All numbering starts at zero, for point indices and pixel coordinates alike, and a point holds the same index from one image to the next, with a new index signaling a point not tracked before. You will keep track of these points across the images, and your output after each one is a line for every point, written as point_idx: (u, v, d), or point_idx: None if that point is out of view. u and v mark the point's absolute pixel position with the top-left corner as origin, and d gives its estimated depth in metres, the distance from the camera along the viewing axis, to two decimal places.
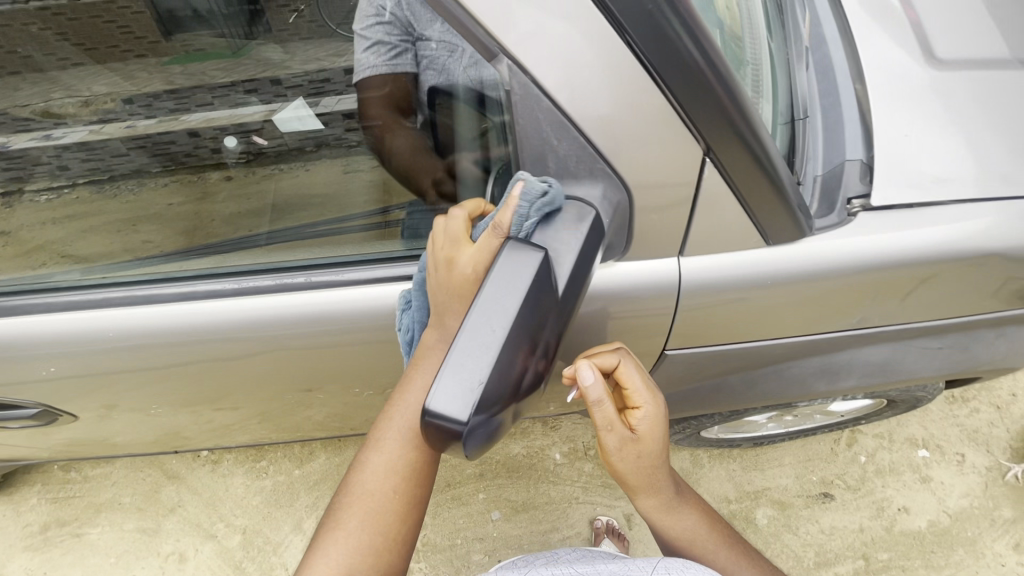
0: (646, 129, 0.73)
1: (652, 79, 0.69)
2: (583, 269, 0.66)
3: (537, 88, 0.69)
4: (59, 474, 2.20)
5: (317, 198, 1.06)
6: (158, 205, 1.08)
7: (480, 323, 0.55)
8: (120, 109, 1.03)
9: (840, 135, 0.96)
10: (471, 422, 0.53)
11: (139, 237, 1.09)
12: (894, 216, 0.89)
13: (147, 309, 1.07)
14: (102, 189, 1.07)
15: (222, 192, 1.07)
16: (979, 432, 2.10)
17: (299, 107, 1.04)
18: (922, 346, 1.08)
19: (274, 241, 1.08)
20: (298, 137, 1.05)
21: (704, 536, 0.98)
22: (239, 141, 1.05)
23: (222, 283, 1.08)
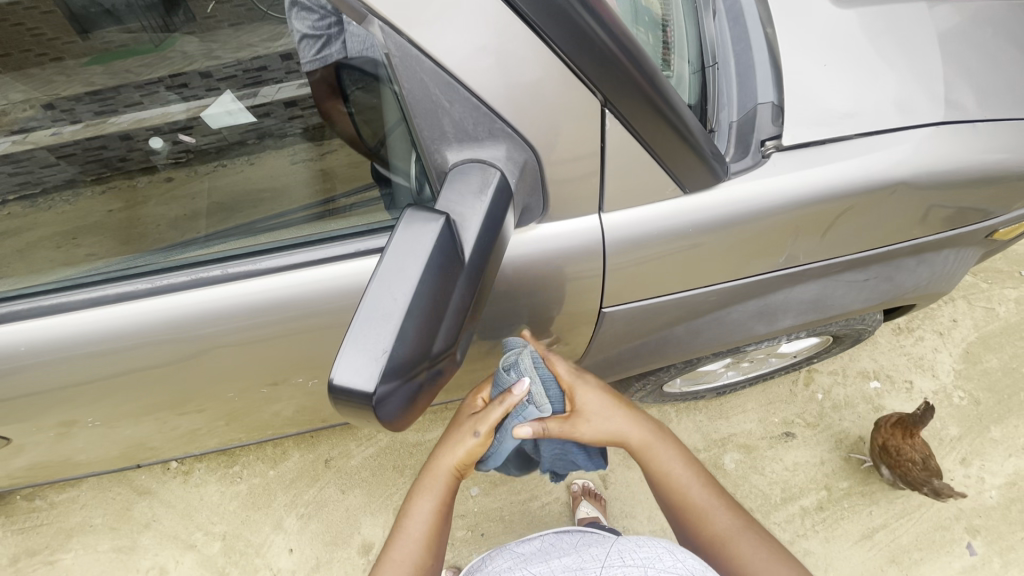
0: (540, 82, 0.71)
1: (536, 34, 0.67)
2: (493, 231, 0.65)
3: (416, 49, 0.66)
4: (23, 503, 2.14)
5: (262, 193, 1.02)
6: (97, 213, 1.01)
7: (380, 294, 0.54)
8: (42, 116, 1.03)
9: (752, 79, 0.97)
10: (379, 392, 0.52)
11: (82, 251, 1.02)
12: (805, 155, 0.91)
13: (74, 317, 1.03)
14: (35, 204, 1.01)
15: (157, 195, 1.02)
16: (925, 358, 2.22)
17: (228, 101, 1.03)
18: (849, 280, 1.12)
19: (212, 243, 1.03)
20: (238, 130, 1.03)
21: (689, 484, 1.00)
22: (165, 142, 1.03)
23: (136, 284, 1.02)
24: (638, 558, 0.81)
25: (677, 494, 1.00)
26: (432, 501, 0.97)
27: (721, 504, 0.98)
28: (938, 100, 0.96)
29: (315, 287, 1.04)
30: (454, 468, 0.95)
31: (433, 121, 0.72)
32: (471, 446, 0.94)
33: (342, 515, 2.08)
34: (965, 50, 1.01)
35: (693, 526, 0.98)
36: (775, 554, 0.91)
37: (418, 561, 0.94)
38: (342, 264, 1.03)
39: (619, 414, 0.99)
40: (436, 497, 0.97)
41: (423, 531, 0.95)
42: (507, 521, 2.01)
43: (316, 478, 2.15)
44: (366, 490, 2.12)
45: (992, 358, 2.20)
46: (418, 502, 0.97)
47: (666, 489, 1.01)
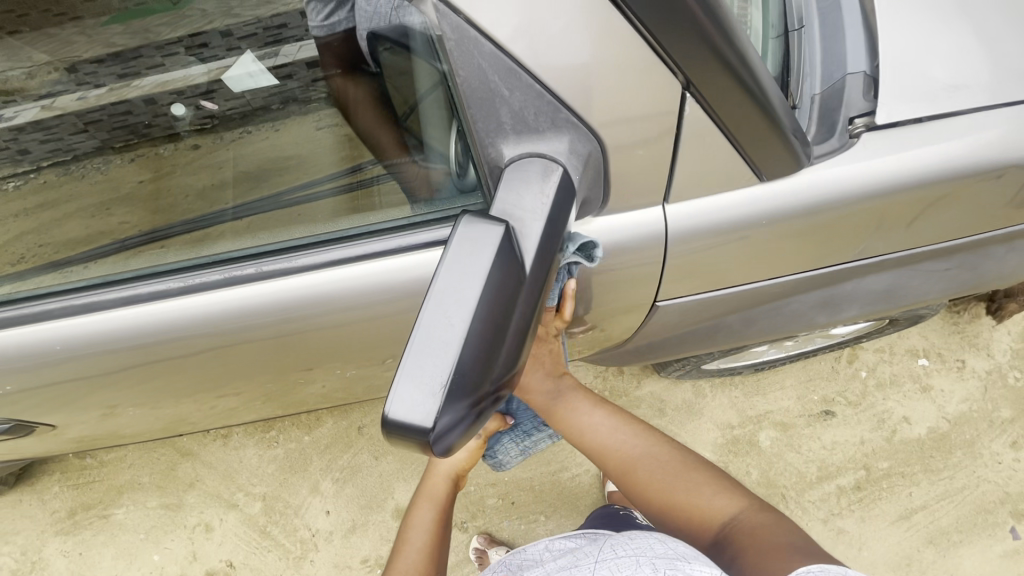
0: (608, 65, 0.63)
1: (612, 3, 0.59)
2: (555, 237, 0.58)
3: (473, 29, 0.59)
4: (76, 461, 2.24)
5: (289, 160, 0.97)
6: (129, 184, 0.98)
7: (435, 317, 0.48)
8: (65, 79, 0.96)
9: (840, 45, 0.84)
10: (438, 425, 0.47)
11: (114, 220, 0.98)
12: (900, 135, 0.80)
13: (106, 313, 1.01)
14: (69, 171, 0.98)
15: (185, 164, 0.98)
16: (979, 336, 2.10)
17: (249, 62, 0.95)
18: (927, 270, 1.02)
19: (242, 216, 0.98)
20: (263, 94, 0.97)
21: (619, 442, 1.12)
22: (187, 107, 0.97)
23: (165, 282, 1.00)
24: (631, 549, 0.89)
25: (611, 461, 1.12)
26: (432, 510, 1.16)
27: (662, 457, 1.11)
28: None
29: (356, 284, 1.00)
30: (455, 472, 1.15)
31: (488, 111, 0.64)
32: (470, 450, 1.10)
33: (375, 481, 2.13)
34: None
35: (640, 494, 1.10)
36: (720, 488, 1.06)
37: (423, 562, 1.10)
38: (383, 262, 0.98)
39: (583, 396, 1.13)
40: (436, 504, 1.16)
41: (425, 540, 1.13)
42: (537, 491, 2.03)
43: (350, 444, 2.19)
44: (398, 458, 2.15)
45: None
46: (420, 511, 1.16)
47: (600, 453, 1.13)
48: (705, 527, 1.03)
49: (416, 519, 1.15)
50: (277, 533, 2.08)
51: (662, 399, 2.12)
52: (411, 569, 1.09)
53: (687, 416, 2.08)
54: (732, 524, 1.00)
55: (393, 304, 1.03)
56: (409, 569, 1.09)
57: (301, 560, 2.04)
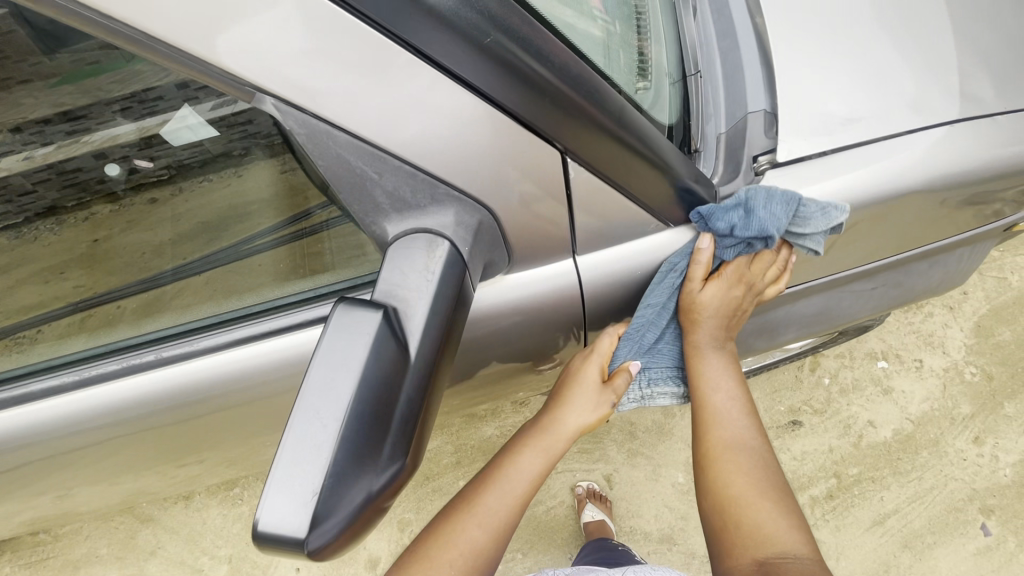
0: (476, 139, 0.63)
1: (463, 86, 0.59)
2: (441, 314, 0.56)
3: (325, 123, 0.59)
4: (28, 538, 2.13)
5: (249, 208, 0.94)
6: (84, 246, 0.90)
7: (307, 421, 0.46)
8: (8, 138, 0.82)
9: (740, 83, 0.86)
10: (312, 538, 0.44)
11: (67, 284, 0.92)
12: (804, 170, 0.81)
13: (20, 408, 0.98)
14: (16, 237, 0.88)
15: (146, 218, 0.90)
16: (934, 335, 2.14)
17: (188, 116, 0.82)
18: (854, 291, 1.03)
19: (182, 276, 0.95)
20: (220, 142, 0.87)
21: (736, 413, 0.91)
22: (121, 167, 0.86)
23: (62, 376, 0.98)
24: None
25: (716, 432, 0.90)
26: (539, 457, 0.88)
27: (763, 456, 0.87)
28: (953, 95, 0.85)
29: (263, 359, 1.01)
30: (577, 432, 0.88)
31: (362, 194, 0.65)
32: (600, 414, 0.88)
33: None
34: (977, 30, 0.90)
35: (717, 488, 0.86)
36: (792, 515, 0.80)
37: (506, 520, 0.83)
38: (286, 337, 0.99)
39: (724, 357, 0.93)
40: (546, 453, 0.88)
41: (523, 489, 0.86)
42: None
43: None
44: None
45: (1004, 331, 2.11)
46: (524, 454, 0.88)
47: (712, 416, 0.91)
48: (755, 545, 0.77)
49: (519, 466, 0.87)
50: None
51: (632, 422, 2.10)
52: (489, 524, 0.82)
53: (658, 437, 2.07)
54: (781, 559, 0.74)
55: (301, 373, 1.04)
56: (489, 521, 0.82)
57: None
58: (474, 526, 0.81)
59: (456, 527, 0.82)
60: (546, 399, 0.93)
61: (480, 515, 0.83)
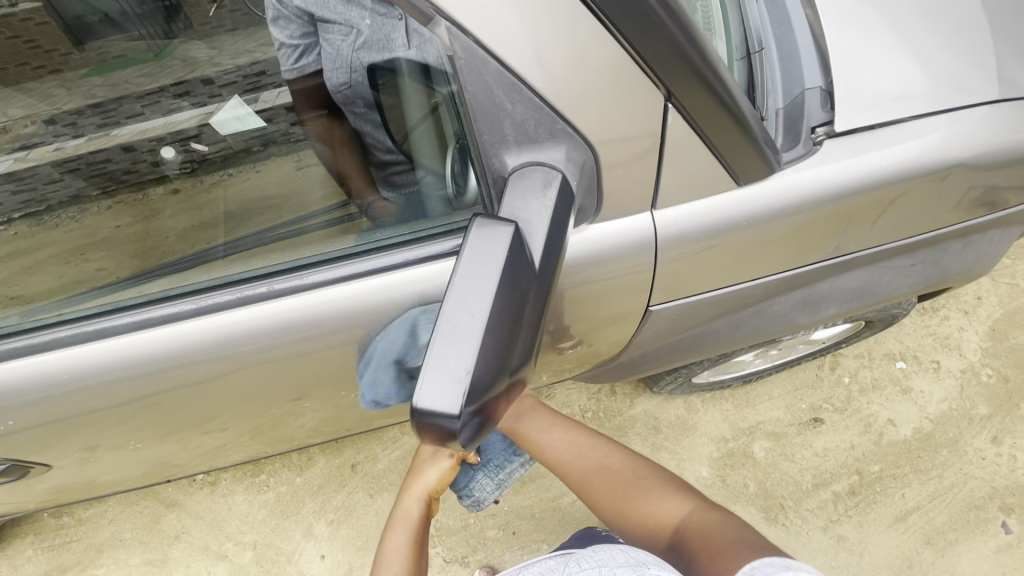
0: (597, 84, 0.69)
1: (602, 24, 0.66)
2: (558, 239, 0.63)
3: (481, 50, 0.64)
4: (51, 521, 2.13)
5: (274, 199, 1.08)
6: (105, 228, 1.11)
7: (457, 310, 0.52)
8: (43, 131, 1.17)
9: (797, 63, 0.94)
10: (463, 413, 0.50)
11: (91, 266, 1.08)
12: (858, 141, 0.88)
13: (91, 347, 1.00)
14: (42, 224, 1.12)
15: (169, 205, 1.13)
16: (950, 338, 2.20)
17: (236, 107, 1.19)
18: (895, 266, 1.09)
19: (231, 252, 1.05)
20: (240, 137, 1.18)
21: (576, 447, 1.35)
22: (177, 151, 1.19)
23: (132, 318, 1.00)
24: (597, 559, 0.99)
25: (581, 472, 1.33)
26: (408, 530, 1.25)
27: (611, 454, 1.36)
28: (992, 78, 0.93)
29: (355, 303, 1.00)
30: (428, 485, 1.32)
31: (493, 124, 0.69)
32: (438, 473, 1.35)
33: (371, 519, 2.07)
34: (1012, 23, 0.98)
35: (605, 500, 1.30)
36: (666, 484, 1.28)
37: (410, 548, 1.21)
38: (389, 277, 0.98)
39: (554, 422, 1.37)
40: (412, 525, 1.25)
41: (408, 545, 1.22)
42: (538, 518, 2.01)
43: (344, 483, 2.14)
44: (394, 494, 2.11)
45: (1019, 334, 2.18)
46: (398, 533, 1.25)
47: (568, 462, 1.34)
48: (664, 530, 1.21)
49: (394, 541, 1.23)
50: None
51: (655, 417, 2.14)
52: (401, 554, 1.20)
53: (681, 431, 2.11)
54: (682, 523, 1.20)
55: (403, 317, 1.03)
56: (399, 551, 1.21)
57: None
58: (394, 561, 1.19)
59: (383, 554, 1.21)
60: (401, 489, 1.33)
61: (399, 543, 1.22)
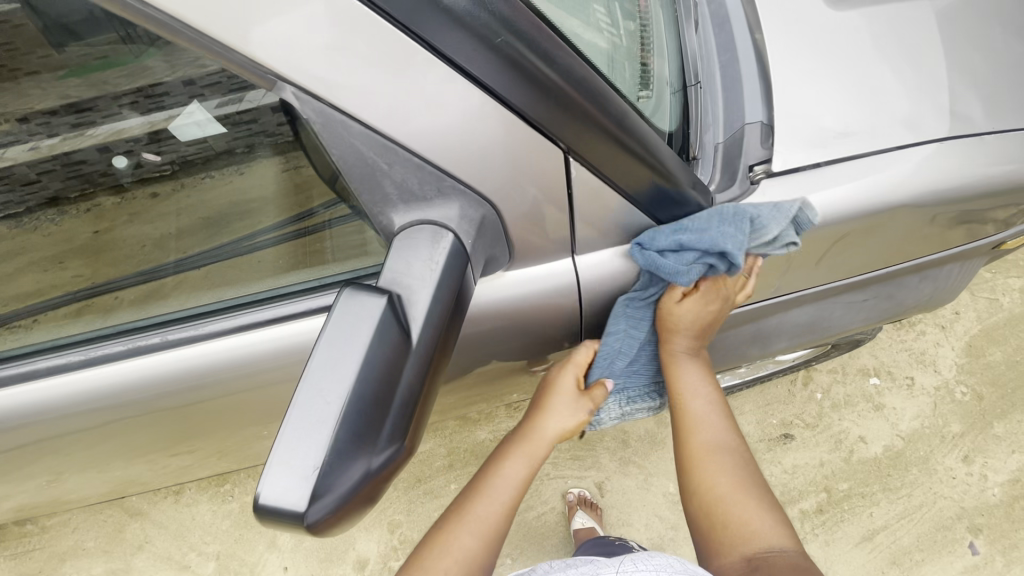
0: (485, 142, 0.68)
1: (477, 84, 0.63)
2: (446, 304, 0.58)
3: (345, 115, 0.63)
4: (14, 529, 2.11)
5: (250, 204, 0.98)
6: (86, 237, 0.96)
7: (311, 398, 0.48)
8: (17, 130, 0.94)
9: (739, 94, 0.90)
10: (310, 512, 0.45)
11: (69, 274, 0.97)
12: (800, 180, 0.83)
13: None
14: (20, 224, 0.96)
15: (145, 212, 0.97)
16: (926, 353, 2.16)
17: (196, 111, 0.94)
18: (847, 301, 1.05)
19: (186, 268, 0.99)
20: (224, 138, 0.96)
21: (706, 409, 1.00)
22: (134, 160, 0.95)
23: (31, 365, 0.99)
24: (653, 566, 0.84)
25: (691, 428, 1.00)
26: (522, 460, 0.96)
27: (734, 450, 0.97)
28: (943, 112, 0.88)
29: (256, 348, 1.02)
30: (557, 436, 0.95)
31: (374, 185, 0.70)
32: (579, 419, 0.95)
33: None
34: (968, 53, 0.94)
35: (693, 485, 0.96)
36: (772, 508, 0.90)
37: (499, 518, 0.91)
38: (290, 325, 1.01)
39: (700, 373, 1.01)
40: (530, 458, 0.96)
41: (511, 491, 0.94)
42: None
43: None
44: None
45: (995, 351, 2.14)
46: (510, 461, 0.96)
47: (686, 416, 1.01)
48: (738, 543, 0.86)
49: (506, 468, 0.95)
50: None
51: (624, 430, 2.12)
52: (485, 522, 0.90)
53: (650, 446, 2.09)
54: (768, 554, 0.82)
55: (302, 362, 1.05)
56: (482, 523, 0.90)
57: None
58: (466, 533, 0.89)
59: (450, 522, 0.91)
60: (528, 409, 1.00)
61: (479, 514, 0.91)
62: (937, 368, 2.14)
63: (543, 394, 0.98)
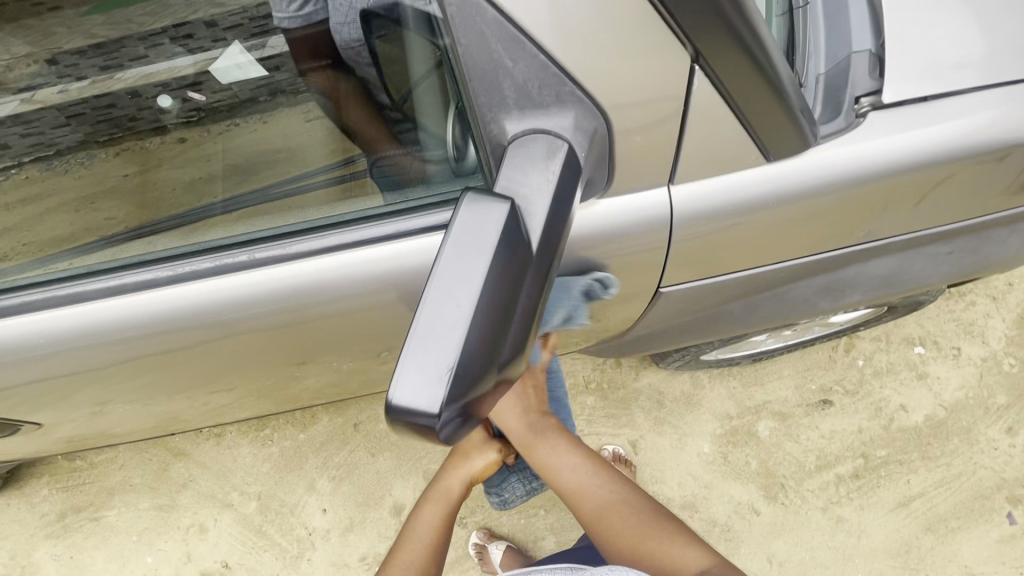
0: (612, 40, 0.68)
1: None
2: (560, 218, 0.59)
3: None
4: (65, 463, 2.19)
5: (278, 153, 1.00)
6: (115, 177, 1.03)
7: (441, 297, 0.48)
8: (46, 72, 1.02)
9: (845, 22, 0.90)
10: (444, 413, 0.47)
11: (100, 215, 1.02)
12: (905, 114, 0.85)
13: (71, 310, 0.99)
14: (51, 167, 1.04)
15: (172, 156, 1.02)
16: (975, 324, 2.10)
17: (237, 53, 1.00)
18: (931, 253, 1.03)
19: (230, 209, 1.00)
20: (249, 86, 1.01)
21: (581, 471, 1.34)
22: (174, 100, 1.03)
23: (100, 283, 0.99)
24: None
25: (580, 489, 1.32)
26: (430, 517, 1.37)
27: (628, 501, 1.28)
28: None
29: (345, 272, 0.99)
30: (457, 490, 1.40)
31: (491, 84, 0.68)
32: (485, 460, 1.44)
33: (372, 478, 2.10)
34: None
35: (608, 538, 1.24)
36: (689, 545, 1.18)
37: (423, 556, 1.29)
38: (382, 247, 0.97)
39: (567, 446, 1.38)
40: (436, 513, 1.38)
41: (427, 542, 1.32)
42: (536, 485, 2.02)
43: (346, 441, 2.16)
44: (396, 454, 2.13)
45: None
46: (423, 514, 1.38)
47: (571, 481, 1.33)
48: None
49: (421, 520, 1.36)
50: (274, 532, 2.06)
51: (660, 391, 2.10)
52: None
53: (686, 407, 2.08)
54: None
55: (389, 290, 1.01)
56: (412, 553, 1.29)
57: (297, 559, 2.03)
58: (402, 571, 1.26)
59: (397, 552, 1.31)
60: (445, 468, 1.44)
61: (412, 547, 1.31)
62: (986, 339, 2.08)
63: (456, 456, 1.45)
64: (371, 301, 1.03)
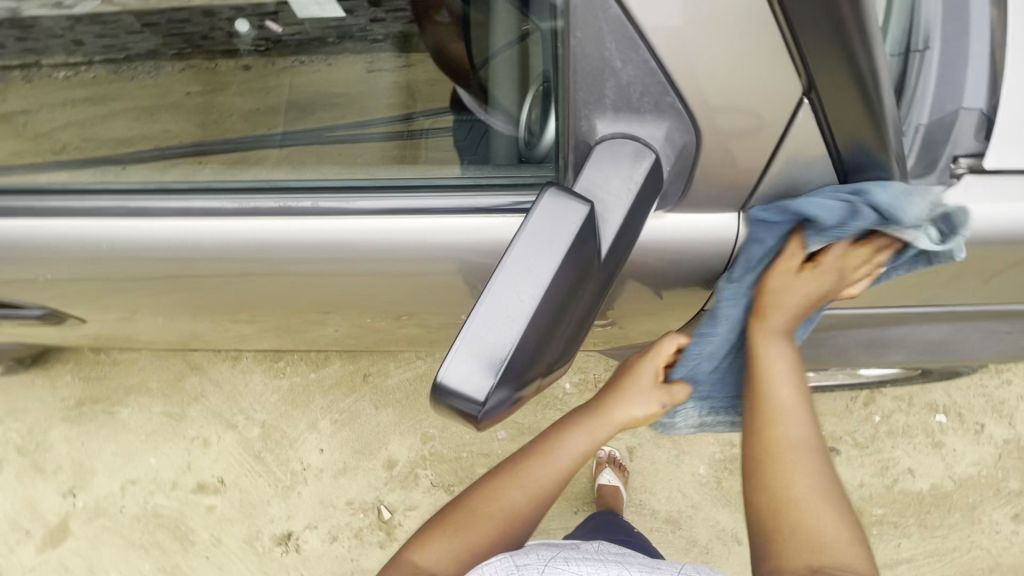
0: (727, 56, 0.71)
1: None
2: (630, 229, 0.67)
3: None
4: (90, 355, 2.29)
5: (339, 97, 1.05)
6: (179, 92, 1.11)
7: (509, 291, 0.56)
8: None
9: (961, 74, 0.87)
10: (494, 397, 0.55)
11: (156, 125, 1.08)
12: (1003, 183, 0.83)
13: (146, 223, 0.99)
14: (117, 71, 1.12)
15: (236, 83, 1.10)
16: (1005, 404, 2.03)
17: None
18: (985, 328, 1.05)
19: (287, 143, 1.04)
20: (319, 26, 1.13)
21: (788, 392, 0.98)
22: (251, 27, 1.14)
23: (165, 202, 0.99)
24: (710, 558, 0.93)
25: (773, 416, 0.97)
26: (583, 435, 1.08)
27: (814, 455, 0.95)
28: None
29: (402, 237, 0.96)
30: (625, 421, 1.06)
31: (594, 81, 0.72)
32: (652, 408, 1.05)
33: (372, 429, 2.16)
34: None
35: (775, 488, 0.93)
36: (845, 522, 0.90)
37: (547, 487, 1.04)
38: (446, 221, 0.94)
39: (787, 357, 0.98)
40: (591, 436, 1.07)
41: (569, 463, 1.06)
42: None
43: (353, 388, 2.21)
44: (398, 411, 2.18)
45: None
46: (572, 435, 1.08)
47: (771, 396, 0.98)
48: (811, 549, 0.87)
49: (567, 444, 1.08)
50: (271, 461, 2.14)
51: None
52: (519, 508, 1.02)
53: None
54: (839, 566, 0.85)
55: (441, 263, 0.99)
56: (540, 482, 1.04)
57: (288, 490, 2.11)
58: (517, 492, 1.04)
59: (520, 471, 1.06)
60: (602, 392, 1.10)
61: (531, 478, 1.04)
62: (1013, 421, 2.01)
63: (622, 378, 1.09)
64: (420, 272, 1.01)
